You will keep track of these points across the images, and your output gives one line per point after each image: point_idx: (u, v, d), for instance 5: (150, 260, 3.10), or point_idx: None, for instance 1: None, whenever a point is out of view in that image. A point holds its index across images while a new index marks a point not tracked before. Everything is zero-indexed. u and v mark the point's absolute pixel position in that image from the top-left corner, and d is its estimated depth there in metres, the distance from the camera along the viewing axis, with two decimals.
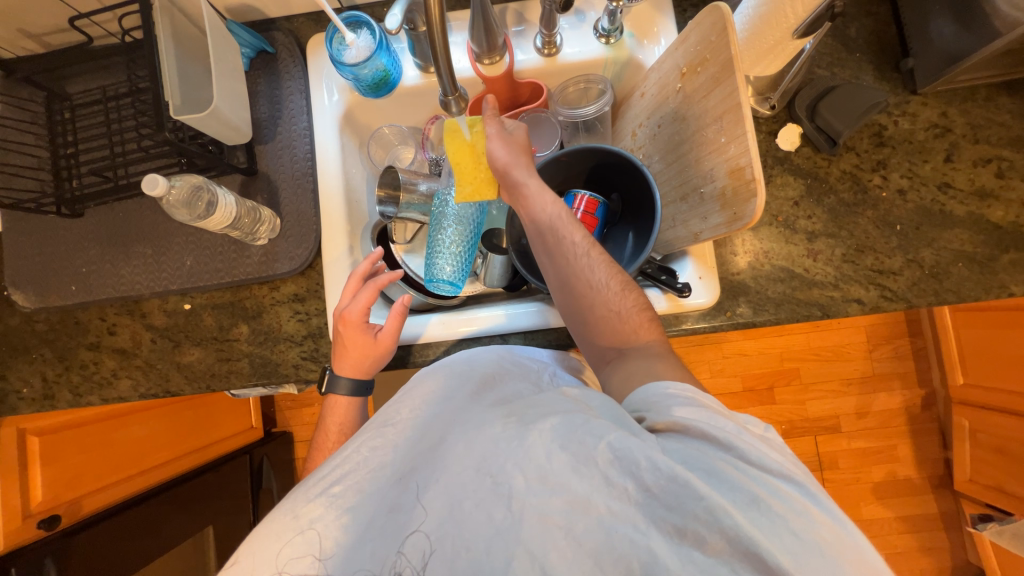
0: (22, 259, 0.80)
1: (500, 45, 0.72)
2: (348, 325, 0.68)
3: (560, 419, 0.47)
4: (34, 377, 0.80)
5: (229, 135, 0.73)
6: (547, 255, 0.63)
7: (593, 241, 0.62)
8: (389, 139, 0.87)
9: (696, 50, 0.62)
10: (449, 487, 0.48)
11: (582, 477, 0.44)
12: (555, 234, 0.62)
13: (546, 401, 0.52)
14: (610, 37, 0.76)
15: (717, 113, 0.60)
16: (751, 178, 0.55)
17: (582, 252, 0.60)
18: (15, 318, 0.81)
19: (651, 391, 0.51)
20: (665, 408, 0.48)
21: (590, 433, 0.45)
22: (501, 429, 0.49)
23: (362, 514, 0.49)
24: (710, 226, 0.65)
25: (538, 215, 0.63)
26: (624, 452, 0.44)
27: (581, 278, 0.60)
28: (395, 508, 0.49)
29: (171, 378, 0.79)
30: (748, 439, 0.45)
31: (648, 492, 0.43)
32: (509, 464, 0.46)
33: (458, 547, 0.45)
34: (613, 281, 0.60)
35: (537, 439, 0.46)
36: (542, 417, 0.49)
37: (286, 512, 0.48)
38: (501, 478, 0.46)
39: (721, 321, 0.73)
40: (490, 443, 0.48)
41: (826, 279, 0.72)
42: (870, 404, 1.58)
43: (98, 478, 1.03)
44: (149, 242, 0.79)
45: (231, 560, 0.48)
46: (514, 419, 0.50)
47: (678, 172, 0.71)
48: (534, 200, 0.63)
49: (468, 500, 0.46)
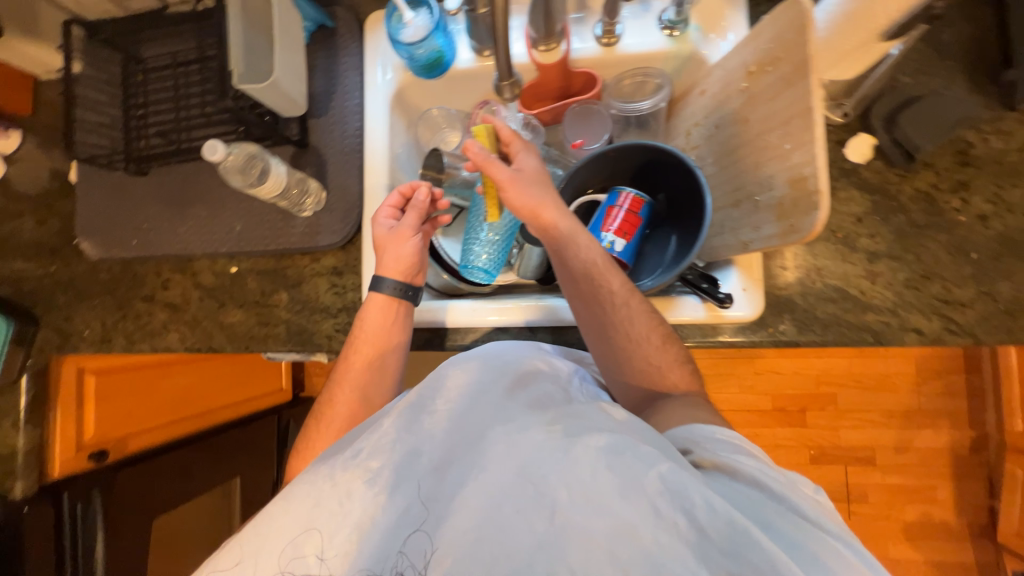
0: (92, 211, 0.86)
1: (558, 32, 0.71)
2: (377, 219, 0.72)
3: (607, 437, 0.45)
4: (94, 321, 0.87)
5: (286, 108, 0.75)
6: (582, 303, 0.61)
7: (633, 287, 0.60)
8: (437, 121, 0.86)
9: (767, 48, 0.58)
10: (489, 487, 0.46)
11: (629, 501, 0.42)
12: (591, 279, 0.60)
13: (589, 414, 0.50)
14: (675, 29, 0.73)
15: (783, 118, 0.57)
16: (815, 190, 0.52)
17: (621, 301, 0.59)
18: (82, 265, 0.88)
19: (697, 432, 0.51)
20: (713, 448, 0.49)
21: (640, 459, 0.43)
22: (546, 438, 0.47)
23: (398, 495, 0.48)
24: (762, 237, 0.62)
25: (571, 261, 0.61)
26: (677, 485, 0.41)
27: (620, 330, 0.59)
28: (429, 499, 0.47)
29: (214, 335, 0.83)
30: (798, 493, 0.44)
31: (700, 532, 0.40)
32: (553, 476, 0.44)
33: (497, 553, 0.43)
34: (653, 335, 0.59)
35: (583, 454, 0.45)
36: (589, 432, 0.47)
37: (324, 479, 0.48)
38: (545, 488, 0.44)
39: (762, 337, 0.69)
40: (534, 451, 0.46)
41: (883, 304, 0.67)
42: (911, 440, 1.49)
43: (145, 420, 1.11)
44: (204, 205, 0.83)
45: (255, 527, 0.47)
46: (560, 429, 0.48)
47: (732, 177, 0.68)
48: (567, 244, 0.61)
49: (509, 505, 0.45)
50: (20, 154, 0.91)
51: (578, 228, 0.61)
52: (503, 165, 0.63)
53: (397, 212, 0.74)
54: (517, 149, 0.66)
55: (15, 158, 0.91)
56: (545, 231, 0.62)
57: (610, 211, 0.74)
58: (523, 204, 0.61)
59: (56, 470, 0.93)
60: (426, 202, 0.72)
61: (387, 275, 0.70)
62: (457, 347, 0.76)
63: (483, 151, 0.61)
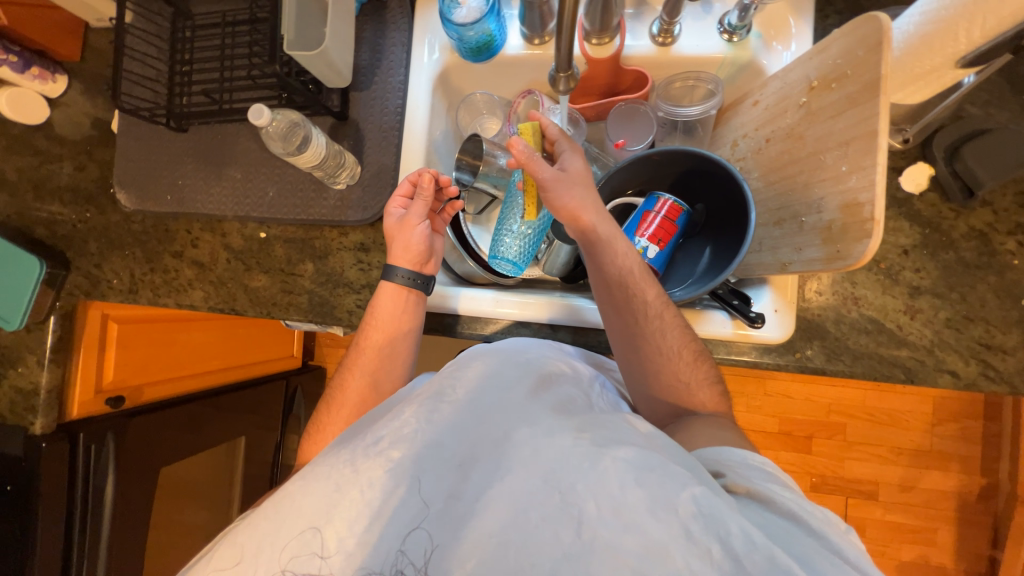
0: (130, 162, 0.87)
1: (614, 26, 0.69)
2: (391, 204, 0.73)
3: (635, 451, 0.44)
4: (123, 271, 0.88)
5: (331, 78, 0.75)
6: (614, 310, 0.60)
7: (667, 300, 0.60)
8: (479, 106, 0.85)
9: (835, 63, 0.56)
10: (516, 492, 0.43)
11: (659, 521, 0.39)
12: (624, 287, 0.59)
13: (615, 425, 0.48)
14: (734, 34, 0.70)
15: (842, 139, 0.54)
16: (868, 218, 0.50)
17: (655, 312, 0.59)
18: (117, 215, 0.89)
19: (727, 454, 0.50)
20: (747, 474, 0.47)
21: (671, 479, 0.41)
22: (574, 444, 0.45)
23: (417, 490, 0.44)
24: (804, 259, 0.60)
25: (607, 267, 0.60)
26: (711, 510, 0.39)
27: (651, 341, 0.59)
28: (452, 498, 0.44)
29: (238, 298, 0.84)
30: (839, 533, 0.42)
31: (735, 561, 0.37)
32: (581, 486, 0.42)
33: (524, 562, 0.40)
34: (685, 351, 0.59)
35: (611, 466, 0.43)
36: (618, 444, 0.45)
37: (345, 463, 0.45)
38: (571, 499, 0.42)
39: (788, 361, 0.68)
40: (561, 457, 0.44)
41: (920, 341, 0.65)
42: (918, 479, 1.46)
43: (161, 371, 1.13)
44: (240, 168, 0.83)
45: (273, 507, 0.45)
46: (587, 437, 0.46)
47: (778, 194, 0.66)
48: (605, 252, 0.60)
49: (535, 513, 0.42)
50: (65, 99, 0.93)
51: (618, 237, 0.61)
52: (545, 164, 0.60)
53: (409, 201, 0.74)
54: (561, 148, 0.64)
55: (61, 103, 0.93)
56: (584, 235, 0.60)
57: (646, 216, 0.73)
58: (563, 207, 0.59)
59: (75, 410, 0.96)
60: (430, 190, 0.69)
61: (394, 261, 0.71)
62: (475, 336, 0.75)
63: (529, 150, 0.58)
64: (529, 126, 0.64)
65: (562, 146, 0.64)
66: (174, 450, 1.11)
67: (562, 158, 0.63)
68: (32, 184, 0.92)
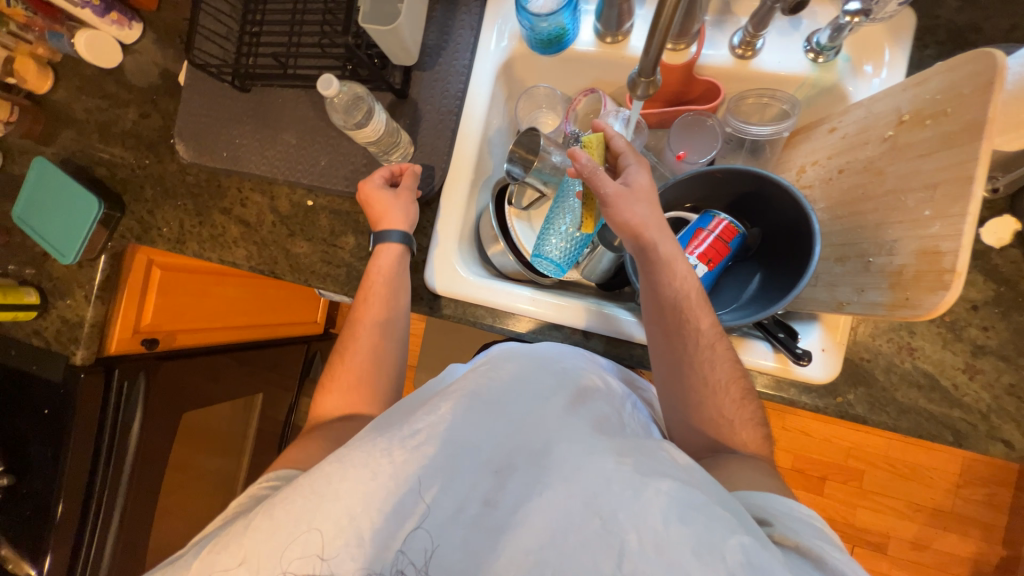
0: (191, 115, 0.89)
1: (692, 32, 0.66)
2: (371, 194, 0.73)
3: (679, 485, 0.41)
4: (173, 221, 0.91)
5: (398, 55, 0.74)
6: (662, 332, 0.59)
7: (720, 331, 0.58)
8: (539, 100, 0.84)
9: (933, 98, 0.52)
10: (555, 510, 0.42)
11: (705, 566, 0.36)
12: (677, 310, 0.58)
13: (657, 453, 0.46)
14: (821, 54, 0.67)
15: (929, 181, 0.51)
16: (949, 269, 0.47)
17: (706, 341, 0.57)
18: (174, 165, 0.92)
19: (773, 502, 0.47)
20: (794, 527, 0.44)
21: (718, 523, 0.38)
22: (615, 468, 0.43)
23: (452, 489, 0.45)
24: (864, 301, 0.57)
25: (663, 288, 0.58)
26: (761, 564, 0.36)
27: (698, 370, 0.57)
28: (489, 503, 0.44)
29: (279, 262, 0.85)
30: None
31: None
32: (623, 515, 0.40)
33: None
34: (730, 385, 0.57)
35: (654, 499, 0.40)
36: (660, 475, 0.42)
37: (382, 453, 0.45)
38: (613, 526, 0.40)
39: (828, 404, 0.65)
40: (602, 480, 0.42)
41: (975, 405, 0.61)
42: (933, 540, 1.39)
43: (194, 321, 1.17)
44: (296, 134, 0.84)
45: (311, 487, 0.44)
46: (630, 462, 0.44)
47: (844, 229, 0.62)
48: (662, 273, 0.58)
49: (574, 535, 0.41)
50: (138, 46, 0.95)
51: (678, 258, 0.59)
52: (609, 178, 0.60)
53: None
54: (627, 162, 0.63)
55: (134, 49, 0.95)
56: (644, 254, 0.59)
57: (698, 234, 0.71)
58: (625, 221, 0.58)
59: (112, 346, 0.99)
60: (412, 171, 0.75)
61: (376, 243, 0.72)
62: (507, 331, 0.75)
63: (588, 163, 0.59)
64: (593, 137, 0.64)
65: (630, 158, 0.62)
66: (199, 397, 1.14)
67: (628, 170, 0.61)
68: (99, 125, 0.95)
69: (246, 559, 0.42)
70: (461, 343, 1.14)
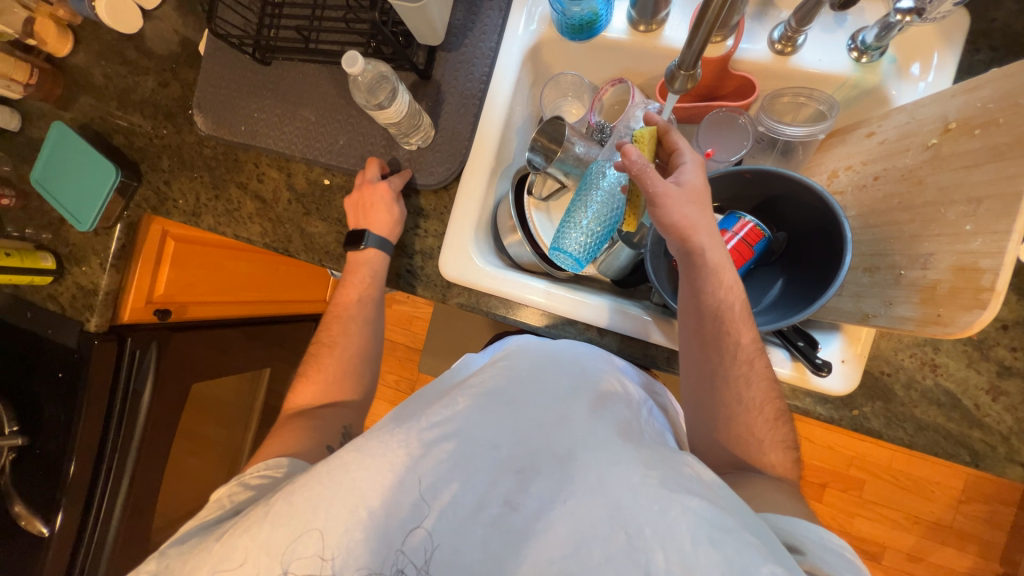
0: (211, 86, 0.88)
1: (733, 23, 0.63)
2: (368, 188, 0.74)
3: (708, 505, 0.39)
4: (189, 193, 0.90)
5: (424, 34, 0.72)
6: (698, 343, 0.57)
7: (757, 346, 0.57)
8: (565, 87, 0.82)
9: (983, 106, 0.50)
10: (578, 519, 0.41)
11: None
12: (717, 319, 0.56)
13: (681, 465, 0.44)
14: (865, 54, 0.64)
15: (974, 195, 0.49)
16: (990, 288, 0.46)
17: (744, 356, 0.56)
18: (191, 137, 0.91)
19: (801, 529, 0.46)
20: (824, 557, 0.43)
21: (750, 550, 0.36)
22: (641, 482, 0.41)
23: (472, 488, 0.44)
24: (891, 315, 0.55)
25: (706, 297, 0.56)
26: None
27: (729, 384, 0.56)
28: (511, 505, 0.43)
29: (293, 240, 0.84)
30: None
31: None
32: (648, 531, 0.39)
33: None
34: (759, 400, 0.56)
35: (681, 518, 0.38)
36: (689, 491, 0.40)
37: (399, 443, 0.45)
38: (637, 543, 0.39)
39: (843, 417, 0.64)
40: (627, 493, 0.41)
41: (995, 426, 0.60)
42: (929, 553, 1.39)
43: (205, 294, 1.17)
44: (315, 111, 0.83)
45: (327, 472, 0.44)
46: (657, 476, 0.42)
47: (875, 239, 0.61)
48: (706, 282, 0.56)
49: (596, 549, 0.40)
50: (159, 13, 0.93)
51: (726, 268, 0.57)
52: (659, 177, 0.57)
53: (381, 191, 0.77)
54: (682, 158, 0.60)
55: (154, 15, 0.94)
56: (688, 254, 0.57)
57: (722, 236, 0.69)
58: (677, 224, 0.56)
59: (125, 314, 1.00)
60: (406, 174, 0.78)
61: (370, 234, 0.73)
62: (520, 323, 0.75)
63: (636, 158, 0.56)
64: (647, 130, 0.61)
65: (683, 155, 0.60)
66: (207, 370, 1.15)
67: (680, 169, 0.59)
68: (117, 93, 0.94)
69: (257, 545, 0.42)
70: (470, 331, 1.14)
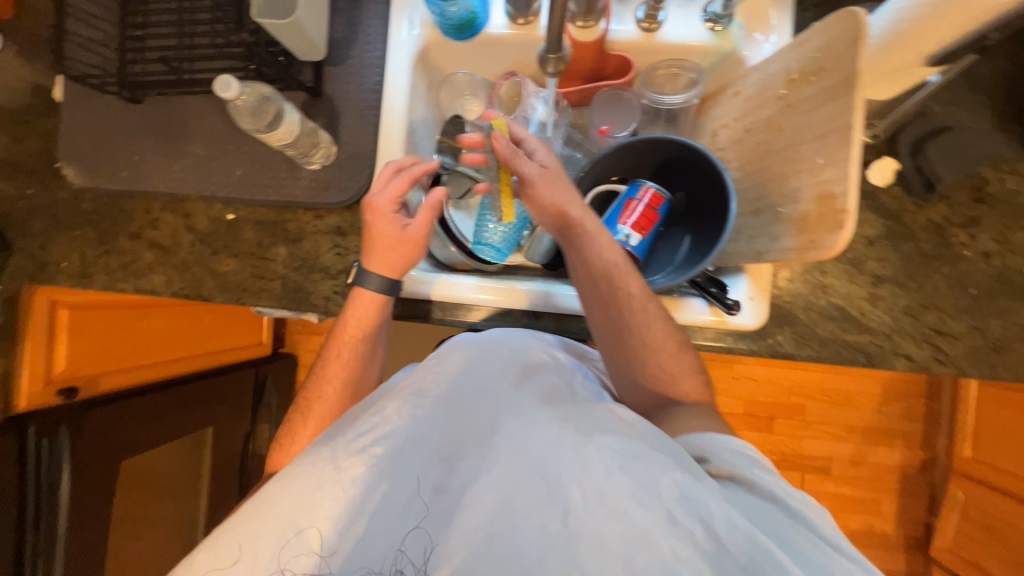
0: (77, 134, 0.80)
1: (599, 9, 0.68)
2: (379, 217, 0.65)
3: (618, 439, 0.47)
4: (73, 253, 0.81)
5: (304, 50, 0.71)
6: (598, 304, 0.63)
7: (648, 292, 0.64)
8: (460, 87, 0.82)
9: (814, 56, 0.57)
10: (501, 482, 0.47)
11: (643, 506, 0.42)
12: (607, 281, 0.63)
13: (598, 414, 0.51)
14: (717, 23, 0.71)
15: (819, 131, 0.56)
16: (842, 209, 0.52)
17: (638, 303, 0.63)
18: (64, 192, 0.82)
19: (711, 440, 0.54)
20: (730, 459, 0.51)
21: (653, 466, 0.44)
22: (558, 434, 0.48)
23: (405, 479, 0.49)
24: (779, 248, 0.62)
25: (593, 260, 0.63)
26: (691, 493, 0.43)
27: (633, 333, 0.63)
28: (438, 490, 0.48)
29: (204, 283, 0.79)
30: (814, 511, 0.46)
31: (717, 543, 0.41)
32: (567, 475, 0.45)
33: (510, 550, 0.43)
34: (665, 341, 0.63)
35: (596, 455, 0.45)
36: (600, 432, 0.48)
37: (326, 461, 0.48)
38: (558, 487, 0.45)
39: (760, 347, 0.70)
40: (546, 446, 0.47)
41: (880, 327, 0.69)
42: (866, 455, 1.56)
43: (116, 361, 1.06)
44: (203, 144, 0.78)
45: (255, 506, 0.47)
46: (572, 426, 0.49)
47: (755, 184, 0.68)
48: (589, 246, 0.63)
49: (522, 503, 0.45)
50: None
51: (601, 233, 0.64)
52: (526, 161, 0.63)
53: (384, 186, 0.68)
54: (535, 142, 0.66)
55: None
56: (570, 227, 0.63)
57: (629, 204, 0.74)
58: (552, 200, 0.62)
59: (20, 401, 0.89)
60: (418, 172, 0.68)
61: (371, 267, 0.66)
62: (461, 323, 0.75)
63: (507, 146, 0.62)
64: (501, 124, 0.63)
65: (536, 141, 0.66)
66: (136, 442, 1.05)
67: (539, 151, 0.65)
68: None
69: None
70: (418, 342, 1.12)
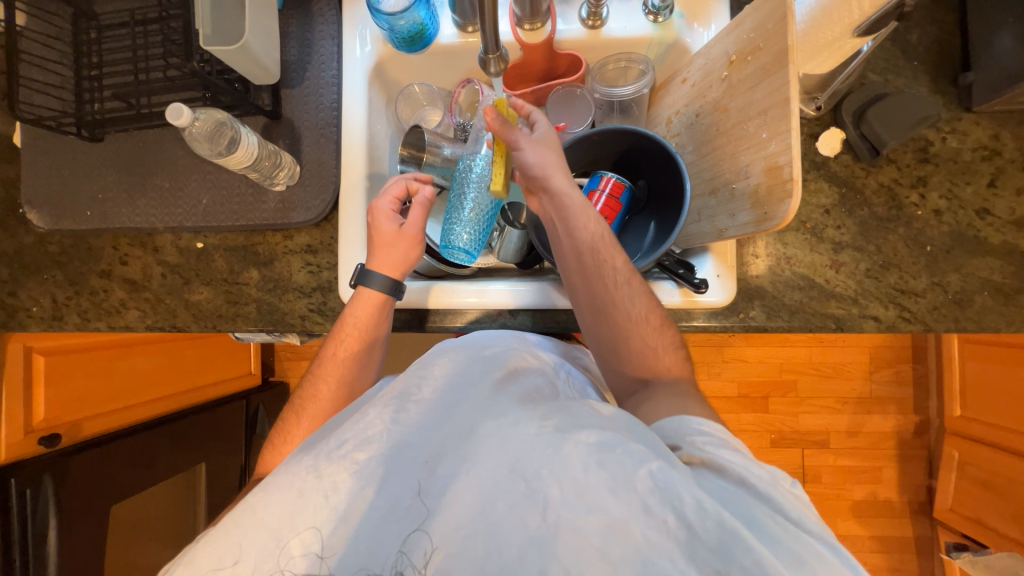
0: (40, 178, 0.80)
1: (543, 11, 0.71)
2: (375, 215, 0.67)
3: (597, 435, 0.46)
4: (42, 297, 0.81)
5: (258, 74, 0.72)
6: (584, 279, 0.64)
7: (632, 267, 0.65)
8: (419, 99, 0.84)
9: (748, 37, 0.58)
10: (480, 483, 0.46)
11: (620, 500, 0.43)
12: (595, 256, 0.63)
13: (578, 411, 0.51)
14: (658, 15, 0.73)
15: (761, 108, 0.57)
16: (788, 178, 0.54)
17: (622, 278, 0.63)
18: (30, 238, 0.82)
19: (685, 426, 0.54)
20: (703, 444, 0.51)
21: (631, 458, 0.44)
22: (537, 432, 0.47)
23: (385, 490, 0.48)
24: (737, 224, 0.63)
25: (579, 233, 0.63)
26: (667, 484, 0.43)
27: (618, 308, 0.63)
28: (422, 492, 0.47)
29: (179, 314, 0.79)
30: (784, 493, 0.46)
31: (690, 529, 0.42)
32: (544, 471, 0.45)
33: (491, 550, 0.44)
34: (651, 315, 0.65)
35: (573, 451, 0.45)
36: (579, 428, 0.47)
37: (307, 470, 0.48)
38: (536, 485, 0.45)
39: (733, 322, 0.72)
40: (526, 444, 0.47)
41: (846, 292, 0.71)
42: (863, 424, 1.57)
43: (98, 405, 1.04)
44: (166, 176, 0.78)
45: (235, 519, 0.47)
46: (551, 424, 0.48)
47: (710, 165, 0.70)
48: (576, 219, 0.63)
49: (501, 501, 0.45)
50: None
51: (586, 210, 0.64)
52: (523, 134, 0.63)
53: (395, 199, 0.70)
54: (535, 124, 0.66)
55: None
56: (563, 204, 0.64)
57: (592, 195, 0.76)
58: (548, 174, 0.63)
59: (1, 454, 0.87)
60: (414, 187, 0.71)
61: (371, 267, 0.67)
62: (438, 329, 0.75)
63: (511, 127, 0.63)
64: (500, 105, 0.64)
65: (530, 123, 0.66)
66: (125, 485, 1.03)
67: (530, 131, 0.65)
68: None
69: None
70: None
